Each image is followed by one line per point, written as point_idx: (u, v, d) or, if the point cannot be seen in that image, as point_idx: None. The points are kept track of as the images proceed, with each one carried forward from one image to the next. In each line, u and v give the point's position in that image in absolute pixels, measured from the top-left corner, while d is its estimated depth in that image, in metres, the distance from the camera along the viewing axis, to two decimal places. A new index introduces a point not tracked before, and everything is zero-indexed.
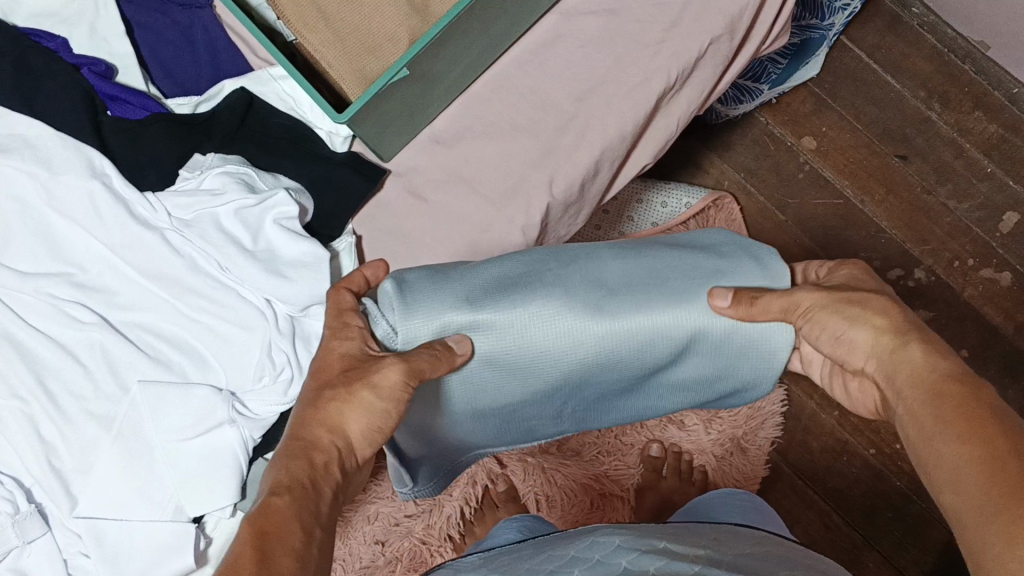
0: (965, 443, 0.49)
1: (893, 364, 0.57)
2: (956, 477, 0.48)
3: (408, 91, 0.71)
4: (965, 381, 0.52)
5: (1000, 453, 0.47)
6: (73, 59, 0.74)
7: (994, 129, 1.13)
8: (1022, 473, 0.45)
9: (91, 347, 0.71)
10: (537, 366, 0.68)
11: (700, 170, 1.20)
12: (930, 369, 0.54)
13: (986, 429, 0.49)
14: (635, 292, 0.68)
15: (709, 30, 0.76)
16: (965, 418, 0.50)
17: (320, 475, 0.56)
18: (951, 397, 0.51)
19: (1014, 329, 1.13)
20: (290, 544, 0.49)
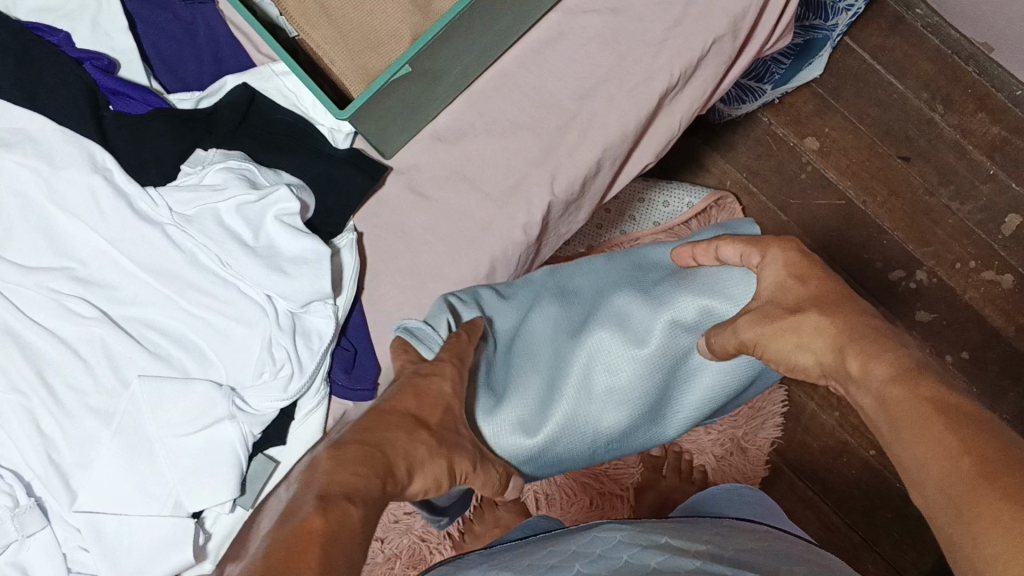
0: (921, 445, 0.49)
1: (848, 378, 0.57)
2: (921, 479, 0.49)
3: (410, 87, 0.71)
4: (907, 379, 0.53)
5: (952, 450, 0.47)
6: (76, 54, 0.74)
7: (997, 131, 1.13)
8: (975, 468, 0.46)
9: (91, 341, 0.71)
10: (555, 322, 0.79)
11: (704, 169, 1.20)
12: (878, 375, 0.55)
13: (939, 428, 0.49)
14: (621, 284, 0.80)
15: (713, 29, 0.76)
16: (913, 421, 0.50)
17: (384, 497, 0.53)
18: (900, 400, 0.52)
19: (1015, 331, 1.13)
20: (349, 551, 0.46)
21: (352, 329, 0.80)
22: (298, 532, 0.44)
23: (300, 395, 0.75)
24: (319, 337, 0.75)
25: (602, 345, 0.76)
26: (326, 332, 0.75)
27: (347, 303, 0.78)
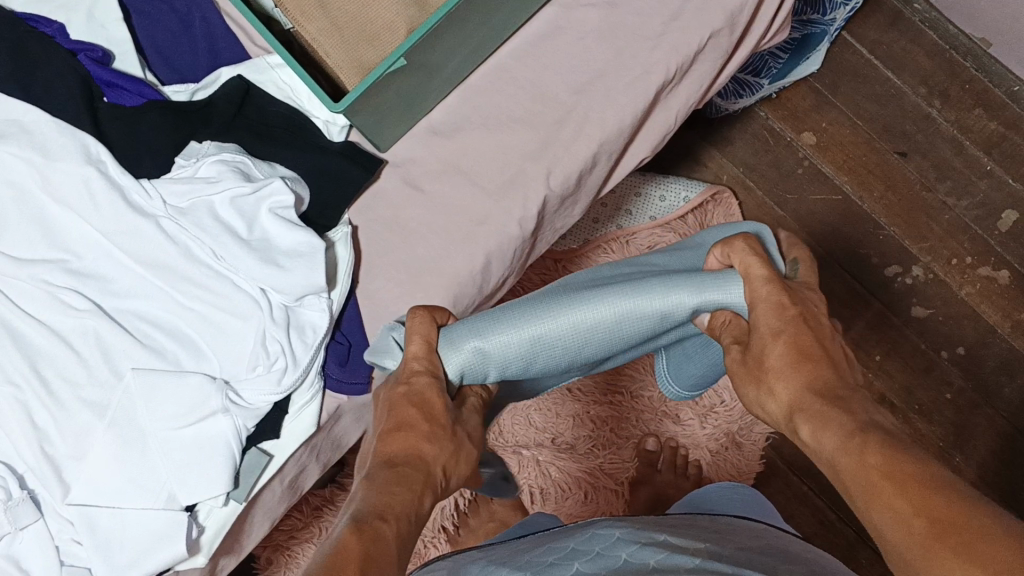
0: (880, 511, 0.48)
1: (818, 433, 0.55)
2: (888, 544, 0.48)
3: (404, 82, 0.70)
4: (859, 439, 0.52)
5: (914, 514, 0.46)
6: (71, 45, 0.74)
7: (995, 128, 1.13)
8: (935, 530, 0.45)
9: (85, 334, 0.71)
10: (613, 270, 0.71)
11: (700, 164, 1.19)
12: (833, 432, 0.54)
13: (896, 494, 0.48)
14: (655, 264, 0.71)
15: (709, 24, 0.76)
16: (870, 487, 0.49)
17: (416, 499, 0.54)
18: (857, 464, 0.51)
19: (1010, 328, 1.13)
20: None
21: (346, 323, 0.79)
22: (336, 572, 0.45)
23: (295, 388, 0.74)
24: (314, 331, 0.74)
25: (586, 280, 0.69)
26: (321, 325, 0.75)
27: (342, 296, 0.77)
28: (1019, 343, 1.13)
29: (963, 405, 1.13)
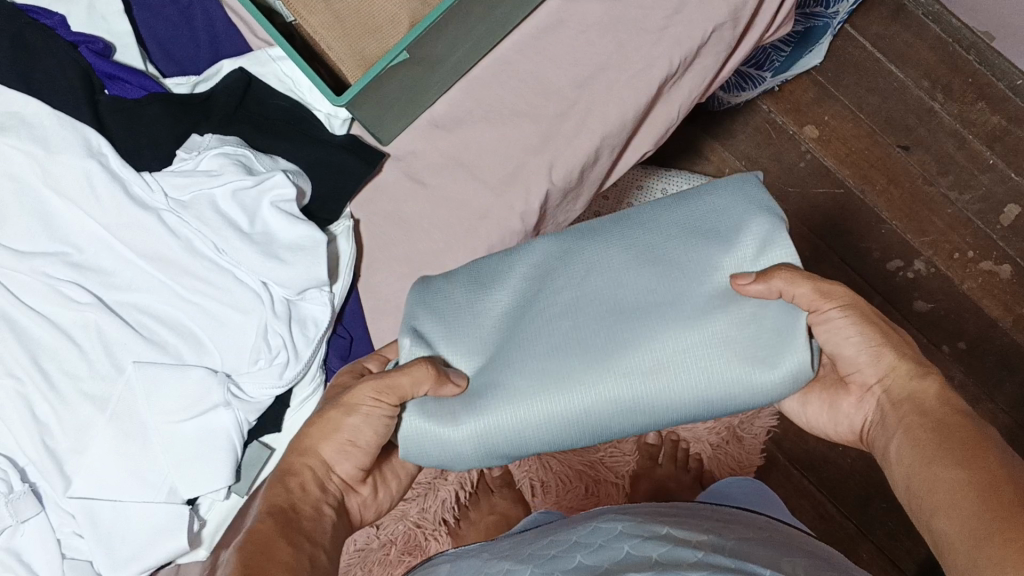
0: (945, 466, 0.53)
1: (910, 396, 0.59)
2: (950, 502, 0.51)
3: (407, 75, 0.70)
4: (968, 416, 0.56)
5: (992, 483, 0.50)
6: (71, 37, 0.74)
7: (997, 121, 1.12)
8: (1015, 497, 0.49)
9: (86, 327, 0.71)
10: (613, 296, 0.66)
11: (703, 158, 1.19)
12: (943, 403, 0.57)
13: (976, 460, 0.52)
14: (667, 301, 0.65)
15: (714, 16, 0.74)
16: (954, 446, 0.54)
17: (298, 497, 0.62)
18: (955, 430, 0.55)
19: (1012, 322, 1.13)
20: (279, 558, 0.55)
21: (349, 316, 0.82)
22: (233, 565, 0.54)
23: (295, 381, 0.75)
24: (315, 325, 0.75)
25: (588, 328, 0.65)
26: (322, 319, 0.76)
27: (343, 290, 0.79)
28: (1020, 338, 1.13)
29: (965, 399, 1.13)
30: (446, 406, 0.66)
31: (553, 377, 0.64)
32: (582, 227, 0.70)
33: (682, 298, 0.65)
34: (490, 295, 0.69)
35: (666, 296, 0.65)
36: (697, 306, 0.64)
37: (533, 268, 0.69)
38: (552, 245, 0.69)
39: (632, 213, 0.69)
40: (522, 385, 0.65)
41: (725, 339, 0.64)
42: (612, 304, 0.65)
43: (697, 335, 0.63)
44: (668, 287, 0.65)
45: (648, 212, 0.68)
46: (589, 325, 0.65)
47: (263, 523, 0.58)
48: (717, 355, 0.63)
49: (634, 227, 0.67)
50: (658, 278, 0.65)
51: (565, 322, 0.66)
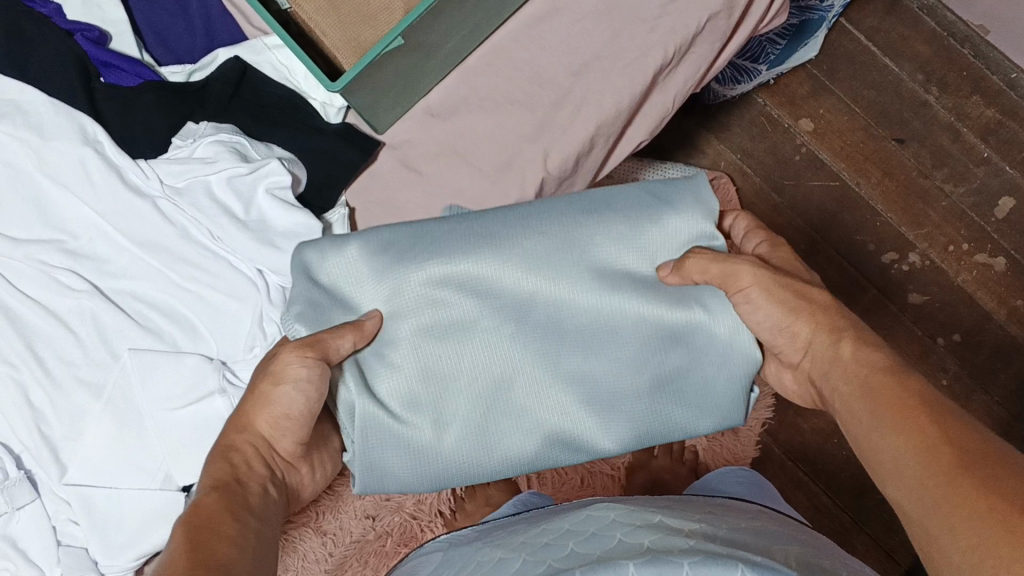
0: (888, 434, 0.53)
1: (832, 363, 0.60)
2: (897, 471, 0.52)
3: (403, 62, 0.70)
4: (894, 371, 0.56)
5: (934, 445, 0.50)
6: (66, 25, 0.74)
7: (991, 114, 1.13)
8: (954, 459, 0.49)
9: (81, 314, 0.71)
10: (549, 333, 0.67)
11: (698, 151, 1.18)
12: (863, 362, 0.58)
13: (915, 423, 0.52)
14: (603, 344, 0.67)
15: (708, 6, 0.75)
16: (890, 410, 0.54)
17: (243, 472, 0.61)
18: (886, 390, 0.55)
19: (1007, 314, 1.13)
20: (221, 531, 0.54)
21: None
22: (173, 543, 0.53)
23: None
24: None
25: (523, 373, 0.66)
26: None
27: None
28: (1015, 330, 1.13)
29: (959, 391, 1.13)
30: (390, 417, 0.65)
31: (490, 424, 0.66)
32: (537, 229, 0.67)
33: (616, 340, 0.67)
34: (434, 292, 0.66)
35: (603, 337, 0.67)
36: (642, 355, 0.67)
37: (483, 273, 0.66)
38: (506, 253, 0.66)
39: (588, 225, 0.67)
40: (473, 424, 0.66)
41: (665, 388, 0.68)
42: (545, 344, 0.66)
43: (644, 393, 0.67)
44: (622, 341, 0.67)
45: (604, 232, 0.68)
46: (542, 369, 0.66)
47: (207, 497, 0.57)
48: (657, 415, 0.67)
49: (588, 251, 0.67)
50: (614, 329, 0.67)
51: (518, 360, 0.66)
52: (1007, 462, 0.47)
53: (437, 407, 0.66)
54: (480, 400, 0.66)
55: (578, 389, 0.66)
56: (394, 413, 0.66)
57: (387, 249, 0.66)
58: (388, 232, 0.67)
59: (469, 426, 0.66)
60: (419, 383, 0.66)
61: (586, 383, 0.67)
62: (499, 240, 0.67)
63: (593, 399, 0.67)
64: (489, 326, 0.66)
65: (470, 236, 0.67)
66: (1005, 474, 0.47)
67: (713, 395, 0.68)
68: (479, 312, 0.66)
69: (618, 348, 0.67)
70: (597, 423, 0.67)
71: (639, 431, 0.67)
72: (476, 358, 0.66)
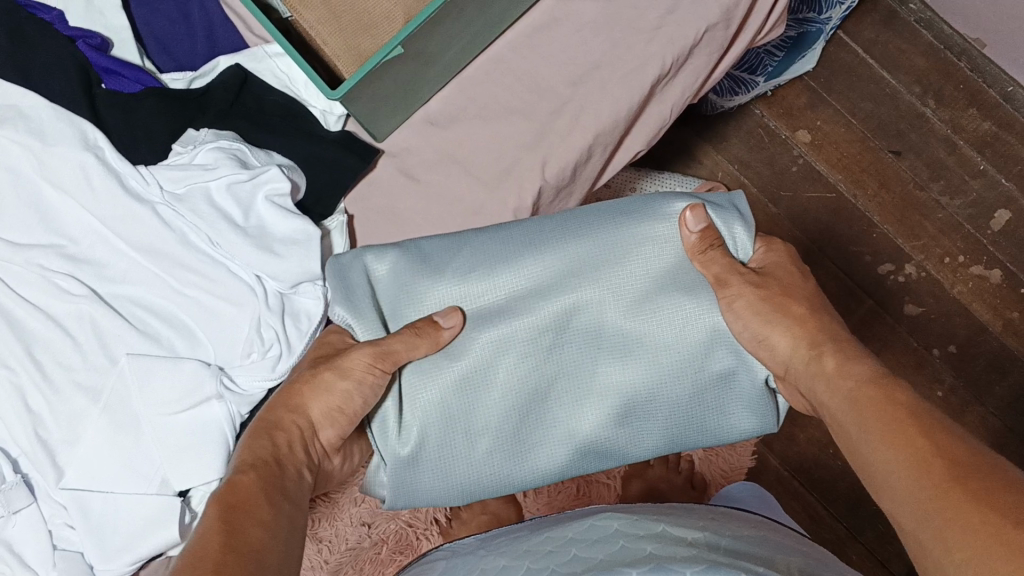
0: (880, 445, 0.55)
1: (813, 377, 0.63)
2: (890, 482, 0.54)
3: (402, 72, 0.71)
4: (881, 383, 0.58)
5: (926, 455, 0.53)
6: (68, 32, 0.75)
7: (988, 127, 1.13)
8: (948, 471, 0.51)
9: (80, 318, 0.71)
10: (585, 344, 0.68)
11: (696, 161, 1.19)
12: (849, 376, 0.60)
13: (907, 433, 0.54)
14: (640, 357, 0.68)
15: (706, 17, 0.75)
16: (881, 421, 0.56)
17: (284, 453, 0.62)
18: (874, 401, 0.57)
19: (1002, 326, 1.14)
20: (256, 515, 0.55)
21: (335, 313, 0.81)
22: (208, 522, 0.54)
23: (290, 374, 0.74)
24: (309, 318, 0.75)
25: (559, 383, 0.68)
26: (316, 313, 0.75)
27: None
28: (1010, 342, 1.13)
29: (954, 402, 1.13)
30: (426, 424, 0.67)
31: (528, 432, 0.68)
32: (572, 235, 0.68)
33: (652, 354, 0.68)
34: (472, 306, 0.68)
35: (639, 351, 0.68)
36: (679, 369, 0.68)
37: (519, 277, 0.68)
38: (545, 260, 0.68)
39: (630, 226, 0.69)
40: (507, 432, 0.68)
41: (701, 400, 0.68)
42: (582, 355, 0.68)
43: (680, 397, 0.68)
44: (659, 344, 0.68)
45: (644, 235, 0.69)
46: (575, 379, 0.68)
47: (245, 477, 0.58)
48: (692, 420, 0.68)
49: (628, 258, 0.68)
50: (649, 339, 0.68)
51: (551, 371, 0.68)
52: (994, 472, 0.50)
53: (471, 417, 0.67)
54: (518, 410, 0.68)
55: (614, 401, 0.68)
56: (430, 421, 0.67)
57: (431, 259, 0.69)
58: (433, 245, 0.69)
59: (507, 436, 0.68)
60: (455, 389, 0.67)
61: (621, 395, 0.68)
62: (538, 246, 0.68)
63: (627, 411, 0.68)
64: (526, 337, 0.68)
65: (509, 247, 0.69)
66: (995, 488, 0.49)
67: (745, 407, 0.69)
68: (513, 323, 0.67)
69: (654, 362, 0.68)
70: (632, 433, 0.68)
71: (673, 440, 0.69)
72: (508, 368, 0.67)
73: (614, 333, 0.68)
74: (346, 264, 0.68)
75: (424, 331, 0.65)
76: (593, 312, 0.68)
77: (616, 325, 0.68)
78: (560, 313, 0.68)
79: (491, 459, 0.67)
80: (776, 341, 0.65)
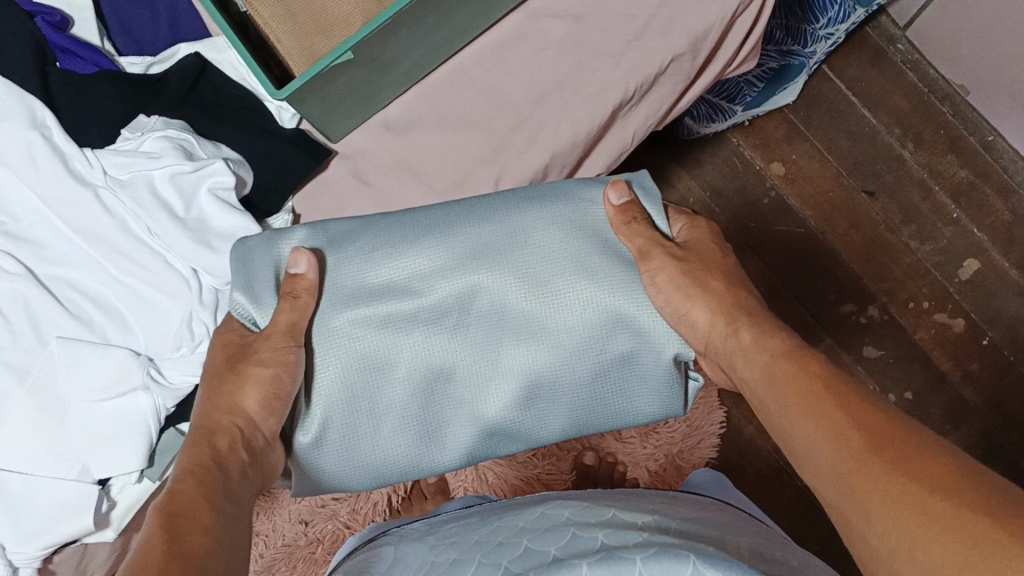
0: (802, 423, 0.55)
1: (732, 352, 0.63)
2: (813, 457, 0.54)
3: (356, 76, 0.69)
4: (794, 355, 0.58)
5: (842, 428, 0.52)
6: (29, 6, 0.73)
7: (965, 175, 1.15)
8: (864, 443, 0.51)
9: (13, 298, 0.70)
10: (489, 328, 0.67)
11: (668, 184, 1.17)
12: (765, 350, 0.60)
13: (824, 408, 0.54)
14: (543, 340, 0.66)
15: (674, 47, 0.77)
16: (797, 397, 0.56)
17: (225, 456, 0.60)
18: (789, 374, 0.57)
19: (960, 377, 1.13)
20: (200, 521, 0.54)
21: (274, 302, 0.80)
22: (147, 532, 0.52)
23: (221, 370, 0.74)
24: None
25: (463, 368, 0.67)
26: None
27: None
28: (966, 394, 1.12)
29: None
30: (332, 407, 0.66)
31: (432, 413, 0.68)
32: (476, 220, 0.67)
33: (555, 340, 0.66)
34: (377, 292, 0.67)
35: (543, 336, 0.66)
36: (581, 353, 0.67)
37: (427, 259, 0.67)
38: (450, 242, 0.67)
39: (535, 211, 0.68)
40: (412, 413, 0.67)
41: (605, 383, 0.68)
42: (486, 338, 0.67)
43: (585, 377, 0.67)
44: (563, 325, 0.66)
45: (549, 219, 0.68)
46: (481, 362, 0.67)
47: (182, 485, 0.56)
48: (596, 400, 0.68)
49: (534, 242, 0.67)
50: (551, 325, 0.66)
51: (457, 353, 0.67)
52: (912, 440, 0.50)
53: (376, 402, 0.66)
54: (421, 392, 0.67)
55: (518, 384, 0.67)
56: (337, 403, 0.66)
57: (337, 243, 0.68)
58: (340, 228, 0.69)
59: (411, 417, 0.67)
60: (358, 374, 0.66)
61: (525, 378, 0.67)
62: (443, 229, 0.67)
63: (532, 395, 0.67)
64: (430, 320, 0.67)
65: (412, 233, 0.67)
66: (916, 451, 0.49)
67: (656, 390, 0.69)
68: (417, 309, 0.67)
69: (556, 346, 0.66)
70: (537, 414, 0.68)
71: (580, 422, 0.69)
72: (415, 350, 0.66)
73: (520, 317, 0.67)
74: (253, 246, 0.67)
75: (307, 293, 0.64)
76: (497, 295, 0.67)
77: (521, 307, 0.67)
78: (464, 297, 0.67)
79: (397, 437, 0.67)
80: (698, 317, 0.65)
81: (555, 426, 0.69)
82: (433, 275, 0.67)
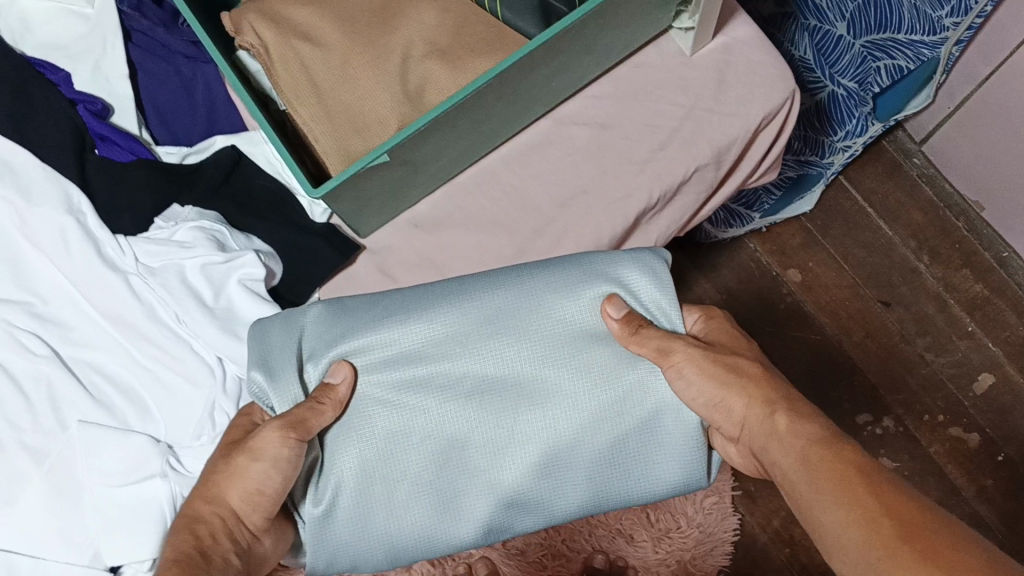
0: (830, 509, 0.52)
1: (767, 437, 0.58)
2: (841, 544, 0.50)
3: (387, 176, 0.71)
4: (828, 442, 0.54)
5: (877, 517, 0.49)
6: (71, 95, 0.76)
7: (979, 289, 1.16)
8: (899, 534, 0.48)
9: (37, 380, 0.71)
10: (506, 391, 0.63)
11: (687, 287, 1.20)
12: (800, 433, 0.56)
13: (854, 494, 0.51)
14: (563, 404, 0.63)
15: (696, 157, 0.79)
16: (831, 481, 0.52)
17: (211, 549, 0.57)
18: (821, 458, 0.53)
19: (975, 492, 1.12)
20: None
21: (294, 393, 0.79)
22: None
23: None
24: None
25: (478, 431, 0.62)
26: None
27: None
28: (981, 509, 1.11)
29: None
30: (342, 477, 0.61)
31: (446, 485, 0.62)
32: (492, 285, 0.65)
33: (574, 404, 0.63)
34: (390, 356, 0.63)
35: (563, 399, 0.63)
36: (602, 420, 0.63)
37: (443, 322, 0.64)
38: (466, 304, 0.64)
39: (551, 276, 0.65)
40: (426, 481, 0.62)
41: (627, 454, 0.63)
42: (503, 400, 0.63)
43: (605, 446, 0.63)
44: (582, 392, 0.63)
45: (566, 285, 0.65)
46: (497, 426, 0.62)
47: None
48: (619, 473, 0.63)
49: (552, 305, 0.64)
50: (569, 390, 0.63)
51: (473, 416, 0.62)
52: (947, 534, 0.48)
53: (388, 469, 0.61)
54: (435, 459, 0.62)
55: (536, 450, 0.62)
56: (347, 474, 0.61)
57: (347, 312, 0.64)
58: (355, 301, 0.65)
59: (423, 485, 0.62)
60: (370, 441, 0.62)
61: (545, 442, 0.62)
62: (459, 292, 0.64)
63: (553, 463, 0.63)
64: (445, 383, 0.63)
65: (427, 297, 0.64)
66: (947, 544, 0.47)
67: (682, 466, 0.64)
68: (432, 371, 0.63)
69: (576, 411, 0.63)
70: (558, 487, 0.63)
71: (603, 496, 0.64)
72: (430, 412, 0.62)
73: (539, 379, 0.63)
74: (271, 332, 0.63)
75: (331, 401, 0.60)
76: (516, 357, 0.63)
77: (540, 370, 0.63)
78: (481, 359, 0.63)
79: (409, 509, 0.61)
80: (734, 406, 0.61)
81: (577, 502, 0.63)
82: (447, 336, 0.63)
